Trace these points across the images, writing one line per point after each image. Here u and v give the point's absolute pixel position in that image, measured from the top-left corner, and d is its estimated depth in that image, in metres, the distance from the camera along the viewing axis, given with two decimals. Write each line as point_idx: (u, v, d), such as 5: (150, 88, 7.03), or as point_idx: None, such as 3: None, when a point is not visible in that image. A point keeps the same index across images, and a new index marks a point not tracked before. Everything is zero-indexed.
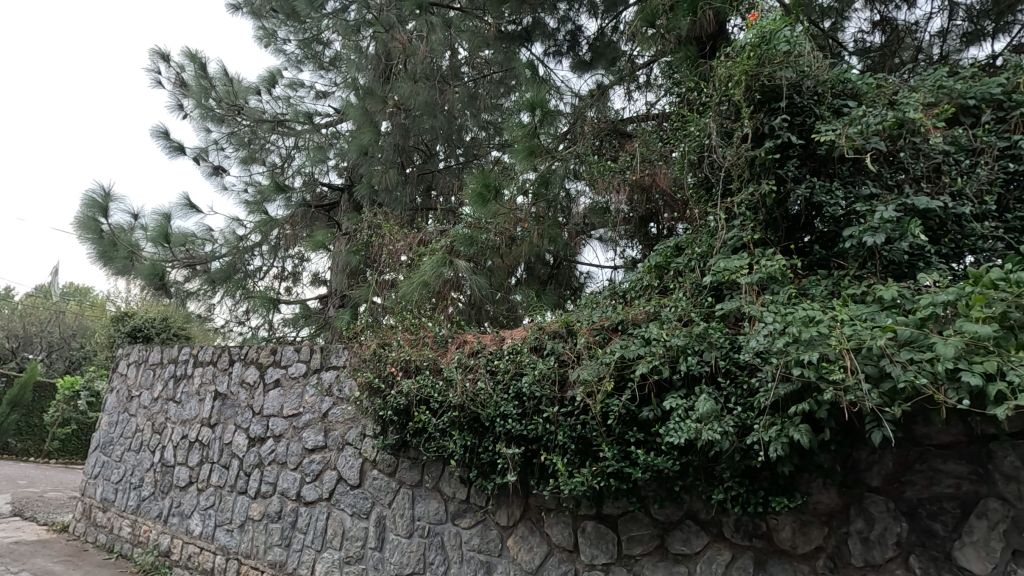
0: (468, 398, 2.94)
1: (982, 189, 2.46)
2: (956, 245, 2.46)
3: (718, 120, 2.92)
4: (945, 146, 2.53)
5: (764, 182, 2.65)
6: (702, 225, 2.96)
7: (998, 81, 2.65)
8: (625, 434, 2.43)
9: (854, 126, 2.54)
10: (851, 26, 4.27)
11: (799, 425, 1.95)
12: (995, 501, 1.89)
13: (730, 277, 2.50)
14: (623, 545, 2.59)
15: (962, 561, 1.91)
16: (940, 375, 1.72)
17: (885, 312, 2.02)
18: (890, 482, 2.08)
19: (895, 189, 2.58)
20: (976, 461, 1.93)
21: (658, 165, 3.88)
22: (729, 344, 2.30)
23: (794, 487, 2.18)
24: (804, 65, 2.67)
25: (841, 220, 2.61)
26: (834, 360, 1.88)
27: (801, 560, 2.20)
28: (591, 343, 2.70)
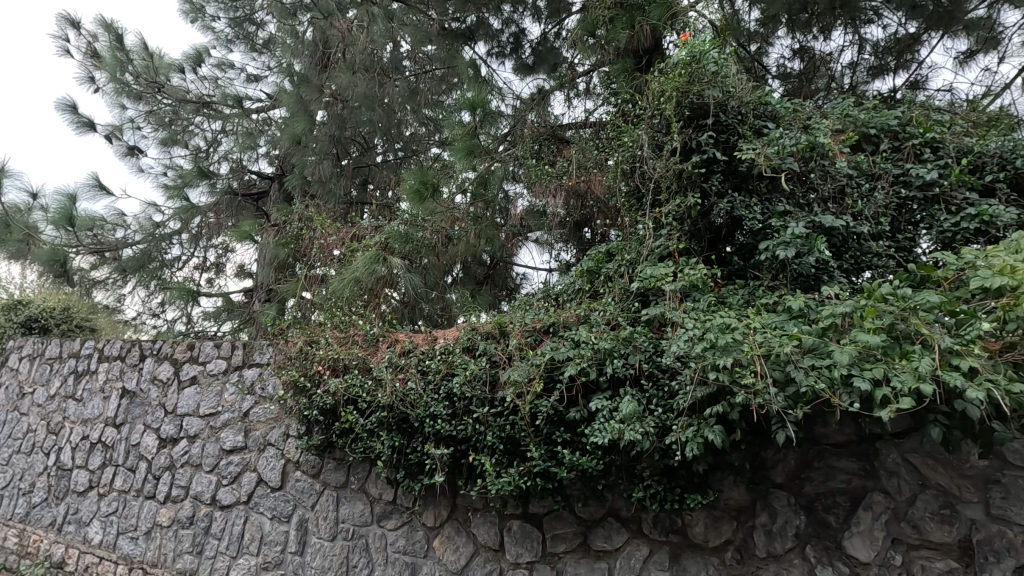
0: (398, 398, 2.90)
1: (878, 212, 2.73)
2: (856, 261, 2.70)
3: (650, 133, 3.04)
4: (849, 170, 2.79)
5: (691, 195, 2.78)
6: (632, 233, 3.07)
7: (895, 114, 2.93)
8: (553, 434, 2.48)
9: (772, 147, 2.70)
10: (774, 52, 4.59)
11: (714, 426, 2.07)
12: (880, 494, 2.10)
13: (655, 284, 2.60)
14: (548, 543, 2.64)
15: (850, 549, 2.11)
16: (836, 381, 1.87)
17: (793, 321, 2.18)
18: (793, 479, 2.24)
19: (806, 207, 2.78)
20: (865, 459, 2.13)
21: (594, 174, 4.00)
22: (652, 347, 2.40)
23: (707, 484, 2.31)
24: (730, 86, 2.81)
25: (757, 234, 2.79)
26: (746, 365, 2.01)
27: (712, 553, 2.33)
28: (522, 344, 2.74)
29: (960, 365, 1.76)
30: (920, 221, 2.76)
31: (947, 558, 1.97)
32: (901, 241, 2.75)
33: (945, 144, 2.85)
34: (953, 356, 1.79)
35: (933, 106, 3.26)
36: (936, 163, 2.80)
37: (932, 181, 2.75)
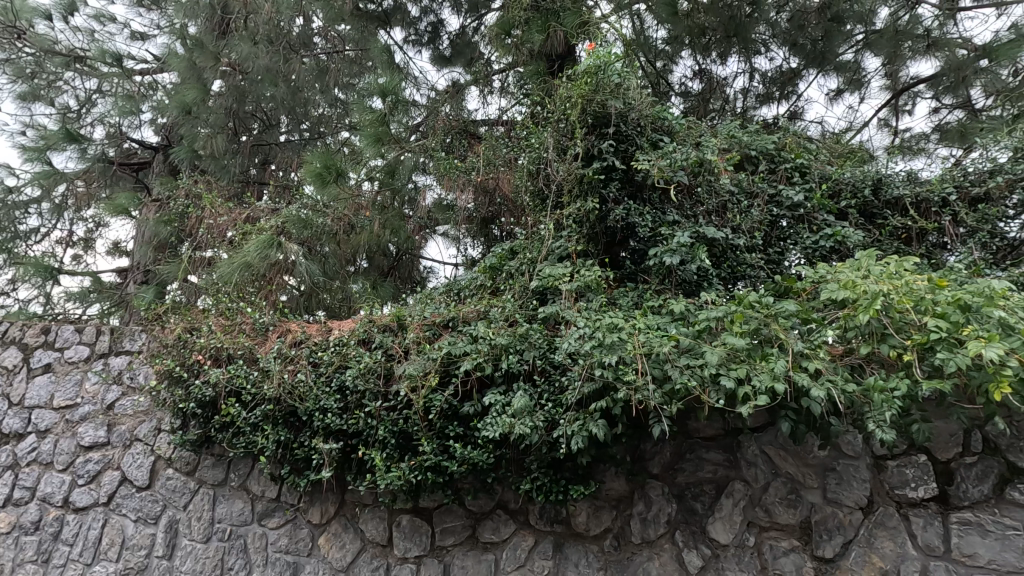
0: (286, 390, 2.76)
1: (753, 227, 3.01)
2: (732, 270, 2.95)
3: (556, 136, 3.14)
4: (731, 187, 3.03)
5: (590, 200, 2.92)
6: (534, 233, 3.15)
7: (771, 139, 3.24)
8: (446, 428, 2.49)
9: (665, 160, 2.86)
10: (677, 71, 4.85)
11: (598, 420, 2.18)
12: (740, 482, 2.32)
13: (553, 283, 2.69)
14: (436, 536, 2.65)
15: (713, 533, 2.30)
16: (706, 379, 2.04)
17: (674, 322, 2.35)
18: (667, 469, 2.42)
19: (693, 219, 3.00)
20: (730, 450, 2.35)
21: (502, 173, 4.05)
22: (546, 344, 2.48)
23: (590, 476, 2.43)
24: (631, 99, 2.96)
25: (648, 240, 2.97)
26: (629, 362, 2.14)
27: (592, 541, 2.45)
28: (420, 338, 2.71)
29: (807, 367, 1.99)
30: (787, 238, 3.08)
31: (790, 538, 2.22)
32: (771, 255, 3.05)
33: (811, 170, 3.21)
34: (803, 359, 2.02)
35: (805, 135, 3.65)
36: (803, 186, 3.14)
37: (799, 203, 3.08)
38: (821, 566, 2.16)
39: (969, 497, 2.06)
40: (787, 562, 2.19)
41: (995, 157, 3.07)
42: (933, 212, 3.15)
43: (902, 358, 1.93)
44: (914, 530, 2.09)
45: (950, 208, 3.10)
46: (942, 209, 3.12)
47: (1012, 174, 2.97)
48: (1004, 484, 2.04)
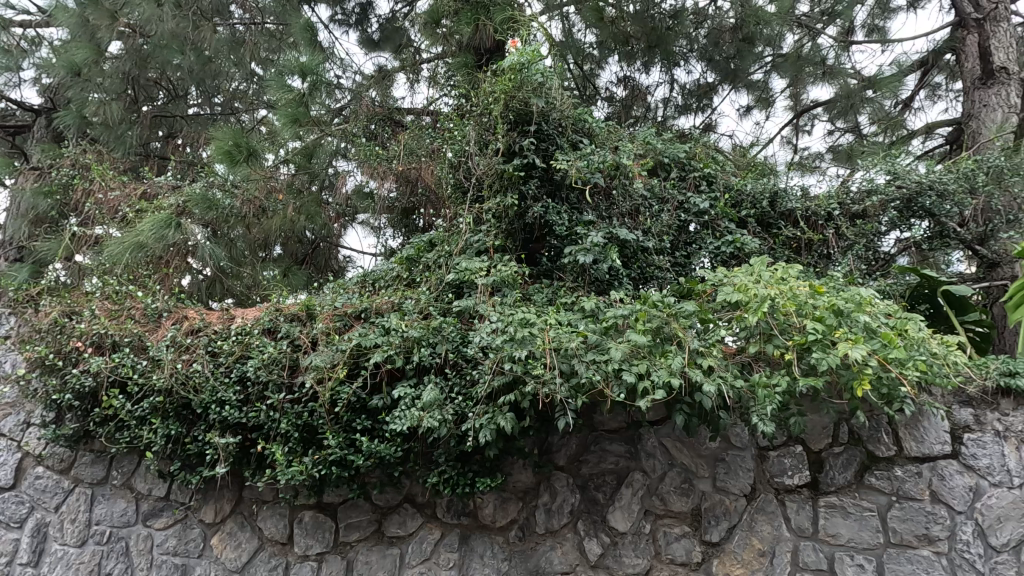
0: (178, 381, 2.57)
1: (663, 231, 3.16)
2: (642, 271, 3.09)
3: (478, 130, 3.14)
4: (644, 192, 3.17)
5: (509, 196, 2.95)
6: (453, 226, 3.15)
7: (683, 148, 3.41)
8: (353, 421, 2.43)
9: (582, 161, 2.95)
10: (605, 75, 5.01)
11: (506, 414, 2.21)
12: (639, 473, 2.43)
13: (469, 277, 2.69)
14: (340, 532, 2.58)
15: (612, 522, 2.40)
16: (609, 374, 2.13)
17: (584, 319, 2.43)
18: (572, 461, 2.50)
19: (607, 220, 3.10)
20: (631, 442, 2.47)
21: (424, 164, 3.95)
22: (459, 338, 2.48)
23: (498, 468, 2.46)
24: (553, 98, 3.01)
25: (564, 238, 3.04)
26: (538, 357, 2.19)
27: (497, 533, 2.49)
28: (330, 329, 2.62)
29: (702, 363, 2.12)
30: (694, 243, 3.26)
31: (682, 524, 2.36)
32: (677, 258, 3.22)
33: (717, 180, 3.41)
34: (698, 356, 2.15)
35: (714, 147, 3.88)
36: (710, 195, 3.34)
37: (704, 210, 3.27)
38: (709, 549, 2.32)
39: (835, 483, 2.28)
40: (678, 547, 2.33)
41: (872, 179, 3.44)
42: (819, 225, 3.46)
43: (784, 357, 2.10)
44: (789, 514, 2.29)
45: (833, 222, 3.42)
46: (827, 222, 3.44)
47: (885, 195, 3.37)
48: (864, 471, 2.28)
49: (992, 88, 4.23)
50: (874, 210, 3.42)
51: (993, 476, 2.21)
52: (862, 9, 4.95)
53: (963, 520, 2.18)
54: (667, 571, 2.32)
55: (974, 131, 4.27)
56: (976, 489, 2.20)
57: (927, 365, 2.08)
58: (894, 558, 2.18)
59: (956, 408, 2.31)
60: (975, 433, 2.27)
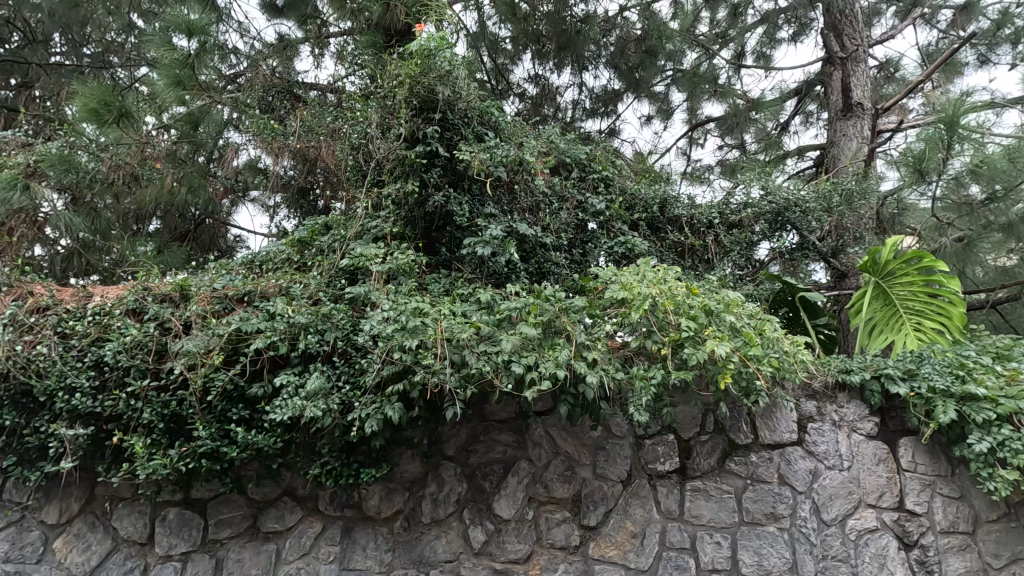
0: (17, 366, 2.26)
1: (561, 228, 3.27)
2: (539, 267, 3.18)
3: (381, 113, 3.06)
4: (545, 189, 3.24)
5: (409, 182, 2.90)
6: (351, 210, 3.05)
7: (584, 150, 3.54)
8: (228, 411, 2.28)
9: (485, 154, 2.96)
10: (520, 69, 5.05)
11: (394, 403, 2.18)
12: (525, 461, 2.50)
13: (364, 263, 2.62)
14: (210, 530, 2.42)
15: (497, 509, 2.45)
16: (499, 365, 2.17)
17: (478, 311, 2.45)
18: (461, 451, 2.52)
19: (508, 214, 3.14)
20: (518, 432, 2.53)
21: (322, 143, 3.73)
22: (350, 325, 2.41)
23: (384, 459, 2.42)
24: (460, 88, 2.98)
25: (463, 229, 3.05)
26: (429, 347, 2.18)
27: (382, 524, 2.45)
28: (206, 311, 2.44)
29: (587, 356, 2.22)
30: (590, 242, 3.42)
31: (563, 510, 2.46)
32: (574, 256, 3.35)
33: (613, 183, 3.58)
34: (584, 349, 2.26)
35: (614, 151, 4.07)
36: (606, 197, 3.51)
37: (600, 211, 3.43)
38: (586, 533, 2.43)
39: (701, 468, 2.50)
40: (558, 532, 2.43)
41: (748, 193, 3.79)
42: (701, 231, 3.75)
43: (660, 352, 2.26)
44: (659, 497, 2.47)
45: (714, 230, 3.73)
46: (707, 229, 3.74)
47: (757, 208, 3.75)
48: (726, 457, 2.51)
49: (850, 120, 4.79)
50: (748, 222, 3.79)
51: (829, 460, 2.52)
52: (753, 36, 5.39)
53: (803, 499, 2.47)
54: (547, 555, 2.41)
55: (834, 157, 4.84)
56: (814, 471, 2.51)
57: (778, 362, 2.33)
58: (745, 535, 2.42)
59: (803, 400, 2.61)
60: (817, 423, 2.58)
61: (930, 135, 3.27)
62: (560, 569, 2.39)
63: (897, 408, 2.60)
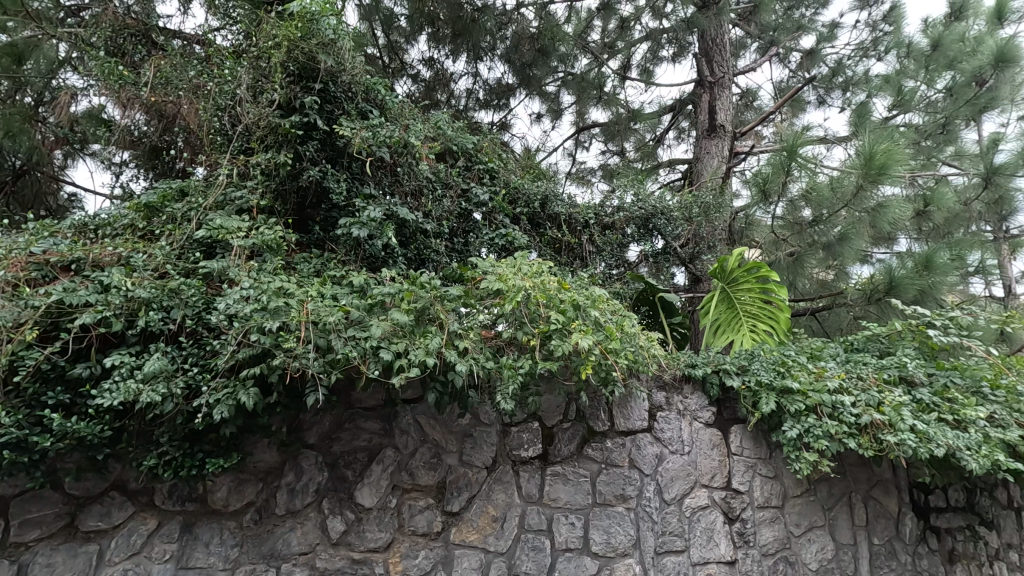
0: None
1: (442, 215, 3.26)
2: (418, 253, 3.15)
3: (254, 75, 2.81)
4: (429, 175, 3.19)
5: (282, 153, 2.72)
6: (213, 177, 2.78)
7: (472, 139, 3.53)
8: (42, 394, 1.97)
9: (367, 132, 2.85)
10: (419, 47, 4.93)
11: (249, 388, 2.03)
12: (391, 449, 2.46)
13: (223, 236, 2.41)
14: (12, 532, 2.08)
15: (359, 498, 2.39)
16: (367, 351, 2.11)
17: (350, 294, 2.36)
18: (323, 439, 2.42)
19: (389, 196, 3.07)
20: (386, 420, 2.49)
21: (182, 99, 3.31)
22: (202, 303, 2.20)
23: (235, 448, 2.25)
24: (344, 59, 2.83)
25: (340, 209, 2.92)
26: (292, 330, 2.06)
27: (229, 518, 2.28)
28: (19, 278, 2.08)
29: (458, 345, 2.24)
30: (472, 231, 3.45)
31: (427, 497, 2.46)
32: (455, 245, 3.38)
33: (498, 175, 3.64)
34: (456, 338, 2.27)
35: (502, 145, 4.12)
36: (490, 188, 3.55)
37: (484, 202, 3.46)
38: (448, 519, 2.46)
39: (561, 453, 2.63)
40: (421, 519, 2.43)
41: (622, 197, 4.07)
42: (577, 230, 3.95)
43: (529, 342, 2.34)
44: (521, 482, 2.56)
45: (589, 229, 3.95)
46: (583, 229, 3.95)
47: (628, 212, 4.04)
48: (584, 443, 2.67)
49: (714, 140, 5.29)
50: (620, 224, 4.06)
51: (673, 446, 2.79)
52: (639, 51, 5.73)
53: (649, 481, 2.71)
54: (408, 543, 2.39)
55: (699, 171, 5.33)
56: (660, 455, 2.76)
57: (634, 356, 2.53)
58: (597, 515, 2.59)
59: (655, 391, 2.85)
60: (665, 412, 2.83)
61: (776, 160, 3.75)
62: (420, 555, 2.38)
63: (731, 399, 2.94)
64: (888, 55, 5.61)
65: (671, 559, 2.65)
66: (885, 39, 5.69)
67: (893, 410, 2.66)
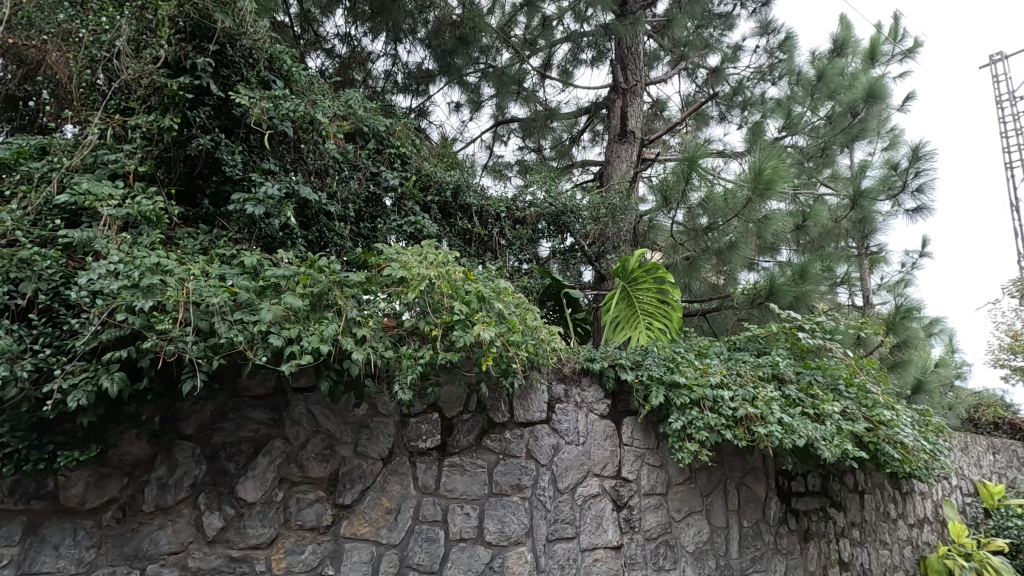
0: None
1: (348, 198, 3.15)
2: (320, 236, 3.02)
3: (137, 26, 2.53)
4: (335, 154, 3.05)
5: (167, 117, 2.47)
6: (83, 137, 2.48)
7: (384, 122, 3.41)
8: None
9: (268, 103, 2.67)
10: (335, 22, 4.69)
11: (114, 373, 1.83)
12: (280, 440, 2.34)
13: (91, 203, 2.15)
14: None
15: (241, 492, 2.24)
16: (254, 336, 1.97)
17: (240, 274, 2.20)
18: (203, 430, 2.24)
19: (290, 173, 2.90)
20: (275, 409, 2.35)
21: (48, 46, 2.86)
22: (60, 277, 1.95)
23: (97, 439, 2.03)
24: (244, 21, 2.62)
25: (234, 182, 2.72)
26: (168, 310, 1.89)
27: (86, 516, 2.05)
28: None
29: (356, 332, 2.16)
30: (380, 217, 3.37)
31: (317, 490, 2.36)
32: (361, 228, 3.29)
33: (410, 161, 3.56)
34: (354, 325, 2.19)
35: (415, 130, 4.03)
36: (401, 173, 3.47)
37: (393, 186, 3.38)
38: (339, 512, 2.37)
39: (460, 444, 2.63)
40: (309, 512, 2.32)
41: (534, 193, 4.14)
42: (488, 222, 3.98)
43: (431, 332, 2.30)
44: (417, 473, 2.53)
45: (499, 223, 3.99)
46: (494, 222, 3.98)
47: (539, 209, 4.13)
48: (483, 434, 2.69)
49: (624, 145, 5.50)
50: (531, 220, 4.14)
51: (569, 437, 2.88)
52: (560, 51, 5.79)
53: (544, 471, 2.78)
54: (293, 538, 2.28)
55: (608, 174, 5.53)
56: (556, 446, 2.84)
57: (535, 348, 2.57)
58: (492, 505, 2.62)
59: (555, 383, 2.93)
60: (563, 404, 2.91)
61: (678, 169, 3.98)
62: (306, 551, 2.28)
63: (624, 391, 3.09)
64: (781, 81, 6.09)
65: (562, 546, 2.74)
66: (780, 64, 6.08)
67: (765, 404, 2.92)
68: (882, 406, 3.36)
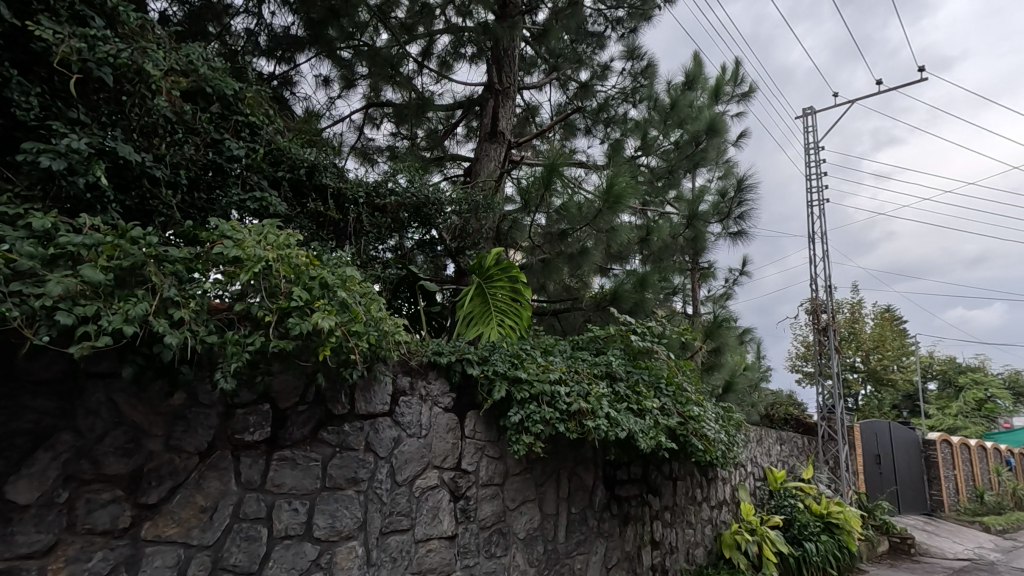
0: None
1: (179, 163, 2.86)
2: (143, 203, 2.69)
3: None
4: (167, 112, 2.73)
5: None
6: None
7: (233, 85, 3.03)
8: None
9: (81, 42, 2.29)
10: None
11: None
12: (68, 434, 2.00)
13: None
14: None
15: (10, 494, 1.87)
16: (37, 312, 1.68)
17: (25, 238, 1.85)
18: None
19: (106, 127, 2.51)
20: (65, 398, 2.01)
21: None
22: None
23: None
24: None
25: (29, 129, 2.30)
26: None
27: None
28: None
29: (172, 314, 1.94)
30: (218, 189, 3.13)
31: (114, 489, 2.06)
32: (196, 201, 3.01)
33: (261, 131, 3.31)
34: (171, 306, 1.96)
35: (269, 97, 3.71)
36: (248, 145, 3.22)
37: (239, 157, 3.14)
38: (141, 512, 2.11)
39: (292, 437, 2.50)
40: (101, 514, 2.02)
41: (397, 181, 4.08)
42: (344, 207, 3.87)
43: (263, 318, 2.14)
44: (239, 468, 2.35)
45: (357, 207, 3.88)
46: (352, 206, 3.87)
47: (399, 197, 4.05)
48: (319, 426, 2.58)
49: (493, 145, 5.62)
50: (392, 208, 4.07)
51: (410, 430, 2.88)
52: (440, 43, 5.79)
53: (382, 464, 2.74)
54: (79, 544, 1.97)
55: (476, 171, 5.61)
56: (397, 439, 2.82)
57: (377, 340, 2.52)
58: (324, 499, 2.53)
59: (400, 375, 2.90)
60: (407, 396, 2.91)
61: (540, 174, 4.11)
62: (95, 558, 1.99)
63: (470, 385, 3.17)
64: (641, 104, 6.53)
65: (395, 538, 2.73)
66: (642, 89, 6.46)
67: (595, 399, 3.18)
68: (692, 403, 3.82)
